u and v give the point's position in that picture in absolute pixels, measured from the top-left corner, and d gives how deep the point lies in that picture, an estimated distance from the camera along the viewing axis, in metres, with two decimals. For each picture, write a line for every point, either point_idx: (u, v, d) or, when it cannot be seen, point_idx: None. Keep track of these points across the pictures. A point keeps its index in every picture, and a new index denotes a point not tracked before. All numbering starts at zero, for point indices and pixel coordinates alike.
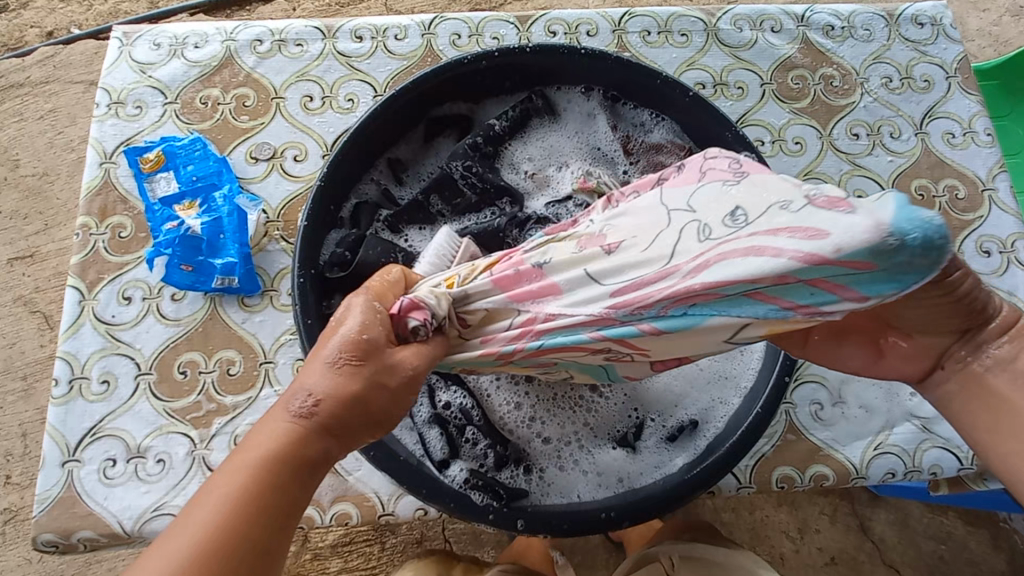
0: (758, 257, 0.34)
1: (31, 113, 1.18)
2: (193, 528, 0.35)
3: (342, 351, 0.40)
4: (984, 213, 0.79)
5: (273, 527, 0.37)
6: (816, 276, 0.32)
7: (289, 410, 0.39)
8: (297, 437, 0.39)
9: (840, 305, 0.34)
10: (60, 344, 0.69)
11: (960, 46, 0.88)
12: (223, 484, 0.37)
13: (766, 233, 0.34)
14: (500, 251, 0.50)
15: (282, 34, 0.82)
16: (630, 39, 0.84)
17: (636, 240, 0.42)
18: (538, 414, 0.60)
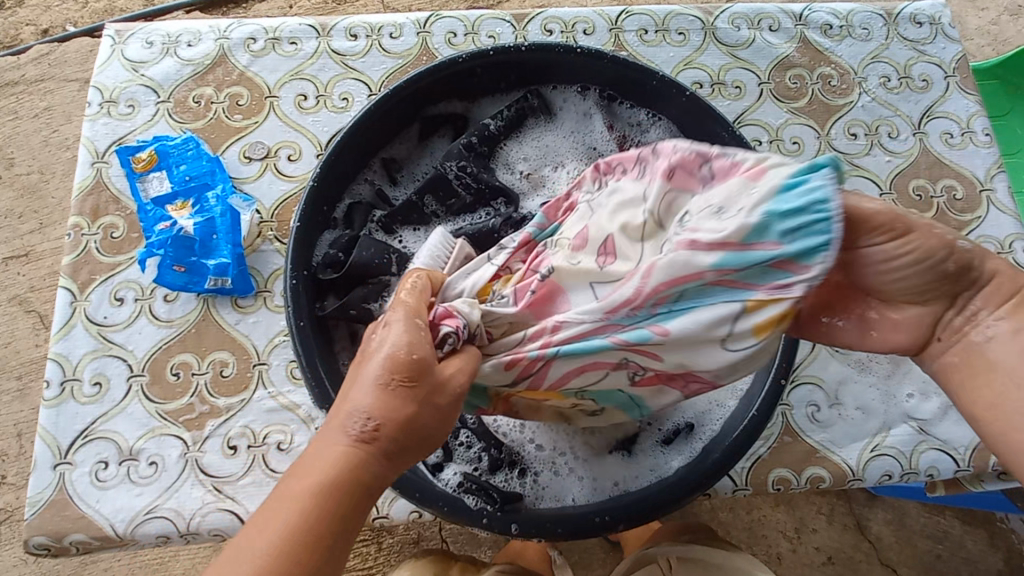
0: (693, 253, 0.40)
1: (26, 111, 1.17)
2: (257, 554, 0.34)
3: (393, 371, 0.38)
4: (982, 213, 0.79)
5: (335, 553, 0.36)
6: (745, 255, 0.39)
7: (345, 433, 0.38)
8: (355, 463, 0.37)
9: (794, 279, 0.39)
10: (52, 345, 0.69)
11: (958, 45, 0.87)
12: (284, 511, 0.35)
13: (692, 232, 0.41)
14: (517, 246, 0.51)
15: (276, 32, 0.81)
16: (627, 38, 0.83)
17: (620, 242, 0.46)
18: None
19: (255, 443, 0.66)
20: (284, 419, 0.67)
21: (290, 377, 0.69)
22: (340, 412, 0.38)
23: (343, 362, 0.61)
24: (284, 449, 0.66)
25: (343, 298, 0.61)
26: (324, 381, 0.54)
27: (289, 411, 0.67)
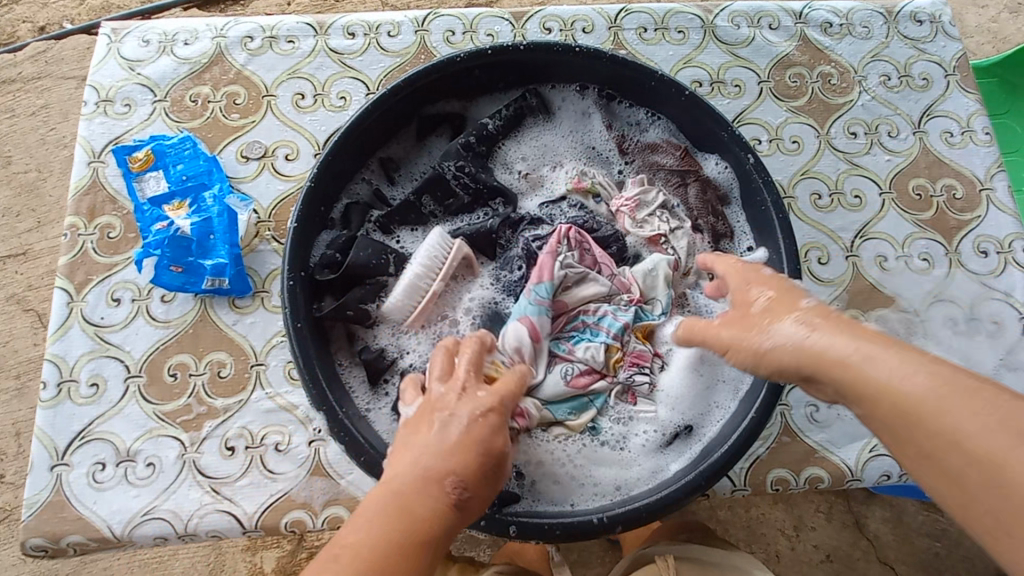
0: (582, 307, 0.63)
1: (23, 109, 1.17)
2: None
3: (485, 447, 0.46)
4: (982, 213, 0.79)
5: None
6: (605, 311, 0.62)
7: (440, 494, 0.43)
8: (444, 523, 0.43)
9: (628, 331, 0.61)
10: (48, 346, 0.69)
11: (959, 43, 0.87)
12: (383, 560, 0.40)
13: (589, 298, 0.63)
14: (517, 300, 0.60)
15: (273, 31, 0.81)
16: (626, 36, 0.83)
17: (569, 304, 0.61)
18: None
19: (253, 444, 0.66)
20: (281, 420, 0.67)
21: (288, 378, 0.68)
22: (438, 473, 0.44)
23: (341, 363, 0.61)
24: (282, 450, 0.66)
25: (340, 299, 0.61)
26: (322, 382, 0.54)
27: (286, 411, 0.67)
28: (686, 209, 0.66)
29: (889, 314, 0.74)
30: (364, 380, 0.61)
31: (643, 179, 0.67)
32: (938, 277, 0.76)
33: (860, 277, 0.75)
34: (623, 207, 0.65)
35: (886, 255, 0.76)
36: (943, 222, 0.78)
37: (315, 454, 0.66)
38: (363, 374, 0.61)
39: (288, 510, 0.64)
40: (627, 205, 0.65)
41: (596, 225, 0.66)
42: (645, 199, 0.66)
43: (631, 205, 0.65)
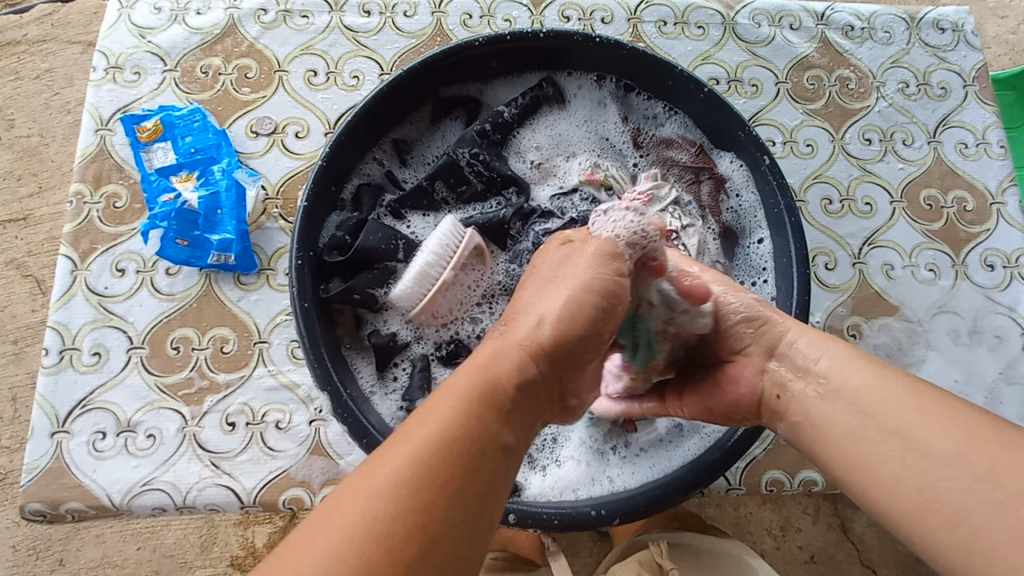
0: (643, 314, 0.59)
1: (27, 72, 1.15)
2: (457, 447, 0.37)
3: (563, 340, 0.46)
4: (991, 226, 0.79)
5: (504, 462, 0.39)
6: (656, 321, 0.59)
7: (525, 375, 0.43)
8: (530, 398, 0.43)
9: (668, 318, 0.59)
10: (51, 313, 0.68)
11: (980, 54, 0.86)
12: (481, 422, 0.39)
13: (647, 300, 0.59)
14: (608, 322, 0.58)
15: (287, 5, 0.79)
16: (644, 29, 0.82)
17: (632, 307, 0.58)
18: None
19: (254, 421, 0.66)
20: (283, 398, 0.67)
21: (291, 357, 0.68)
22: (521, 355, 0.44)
23: (347, 348, 0.61)
24: (282, 428, 0.66)
25: (347, 282, 0.61)
26: (327, 363, 0.54)
27: (288, 390, 0.67)
28: (697, 206, 0.67)
29: (892, 323, 0.74)
30: (371, 364, 0.61)
31: (656, 175, 0.66)
32: (943, 288, 0.76)
33: (866, 285, 0.75)
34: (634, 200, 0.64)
35: (893, 264, 0.76)
36: (952, 234, 0.78)
37: (315, 434, 0.66)
38: (370, 358, 0.61)
39: (286, 487, 0.64)
40: (641, 199, 0.63)
41: None
42: (658, 194, 0.65)
43: (643, 199, 0.63)
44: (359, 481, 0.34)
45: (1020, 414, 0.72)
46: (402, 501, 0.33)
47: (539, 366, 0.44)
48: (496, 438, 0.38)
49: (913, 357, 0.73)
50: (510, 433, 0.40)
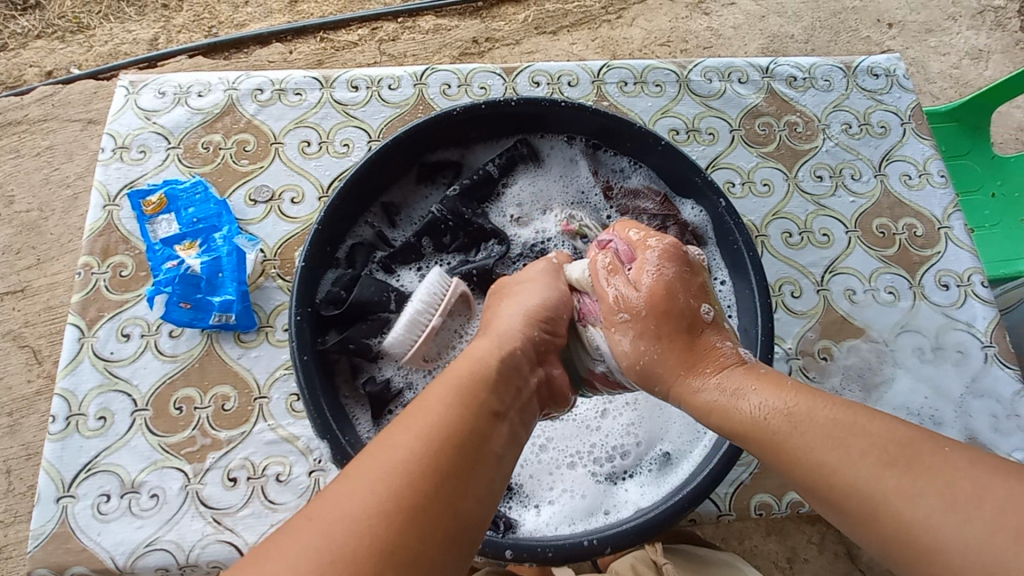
0: (607, 385, 0.61)
1: (28, 150, 1.21)
2: (451, 410, 0.44)
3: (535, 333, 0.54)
4: (942, 249, 0.85)
5: (496, 422, 0.46)
6: (605, 389, 0.61)
7: (501, 355, 0.50)
8: (509, 369, 0.50)
9: (621, 383, 0.58)
10: (59, 380, 0.71)
11: (913, 94, 0.95)
12: (470, 392, 0.46)
13: (607, 382, 0.60)
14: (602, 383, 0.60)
15: (282, 84, 0.87)
16: (608, 89, 0.90)
17: (598, 384, 0.61)
18: (536, 452, 0.65)
19: (255, 475, 0.68)
20: (283, 451, 0.69)
21: (290, 410, 0.71)
22: (496, 343, 0.52)
23: (345, 397, 0.65)
24: (283, 480, 0.68)
25: (344, 333, 0.65)
26: (325, 413, 0.58)
27: (288, 442, 0.70)
28: None
29: (860, 344, 0.79)
30: (368, 412, 0.64)
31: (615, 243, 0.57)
32: (904, 309, 0.81)
33: (831, 310, 0.80)
34: None
35: (855, 288, 0.82)
36: (906, 258, 0.84)
37: (315, 484, 0.68)
38: (368, 406, 0.64)
39: None
40: (608, 264, 0.55)
41: None
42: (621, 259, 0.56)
43: (610, 263, 0.55)
44: (373, 446, 0.42)
45: (989, 426, 0.76)
46: (417, 461, 0.40)
47: (517, 349, 0.52)
48: (483, 405, 0.46)
49: (883, 376, 0.78)
50: (498, 401, 0.47)
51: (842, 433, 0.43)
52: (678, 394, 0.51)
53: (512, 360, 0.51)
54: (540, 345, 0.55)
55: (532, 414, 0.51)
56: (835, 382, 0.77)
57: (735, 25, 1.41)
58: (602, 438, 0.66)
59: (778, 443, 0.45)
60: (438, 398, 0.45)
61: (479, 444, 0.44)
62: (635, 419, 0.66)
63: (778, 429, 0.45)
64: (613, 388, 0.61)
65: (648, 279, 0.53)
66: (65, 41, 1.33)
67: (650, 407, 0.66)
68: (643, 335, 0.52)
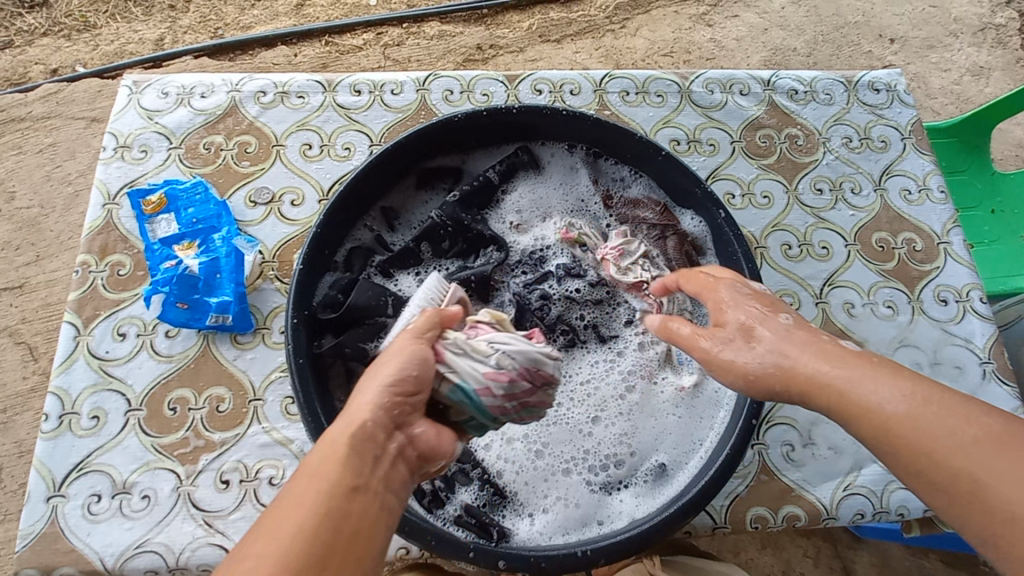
0: (507, 376, 0.52)
1: (30, 146, 1.21)
2: (322, 495, 0.39)
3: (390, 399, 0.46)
4: (940, 264, 0.85)
5: (374, 498, 0.41)
6: (502, 386, 0.52)
7: (371, 422, 0.44)
8: (378, 439, 0.44)
9: (523, 371, 0.53)
10: (52, 379, 0.71)
11: (913, 110, 0.96)
12: (339, 471, 0.41)
13: (510, 369, 0.52)
14: (503, 382, 0.52)
15: (285, 87, 0.87)
16: (610, 98, 0.90)
17: (500, 377, 0.52)
18: (530, 461, 0.64)
19: (248, 478, 0.68)
20: (276, 454, 0.69)
21: (285, 413, 0.71)
22: (354, 413, 0.45)
23: None
24: (275, 484, 0.68)
25: (340, 338, 0.65)
26: (320, 416, 0.58)
27: (281, 446, 0.69)
28: (665, 260, 0.72)
29: None
30: None
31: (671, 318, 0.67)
32: (902, 323, 0.81)
33: (829, 323, 0.80)
34: (608, 255, 0.71)
35: (853, 302, 0.82)
36: (905, 272, 0.84)
37: None
38: None
39: None
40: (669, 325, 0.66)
41: (582, 271, 0.72)
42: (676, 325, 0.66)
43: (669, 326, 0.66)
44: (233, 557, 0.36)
45: None
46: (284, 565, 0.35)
47: (378, 417, 0.45)
48: (356, 483, 0.41)
49: None
50: (368, 475, 0.42)
51: (958, 419, 0.42)
52: (800, 387, 0.48)
53: (367, 435, 0.44)
54: (394, 411, 0.46)
55: (403, 489, 0.44)
56: None
57: (738, 37, 1.42)
58: (595, 446, 0.65)
59: (893, 427, 0.43)
60: (305, 487, 0.40)
61: (359, 525, 0.39)
62: (630, 427, 0.65)
63: (898, 413, 0.43)
64: (513, 385, 0.52)
65: (736, 296, 0.55)
66: (71, 39, 1.33)
67: (645, 416, 0.66)
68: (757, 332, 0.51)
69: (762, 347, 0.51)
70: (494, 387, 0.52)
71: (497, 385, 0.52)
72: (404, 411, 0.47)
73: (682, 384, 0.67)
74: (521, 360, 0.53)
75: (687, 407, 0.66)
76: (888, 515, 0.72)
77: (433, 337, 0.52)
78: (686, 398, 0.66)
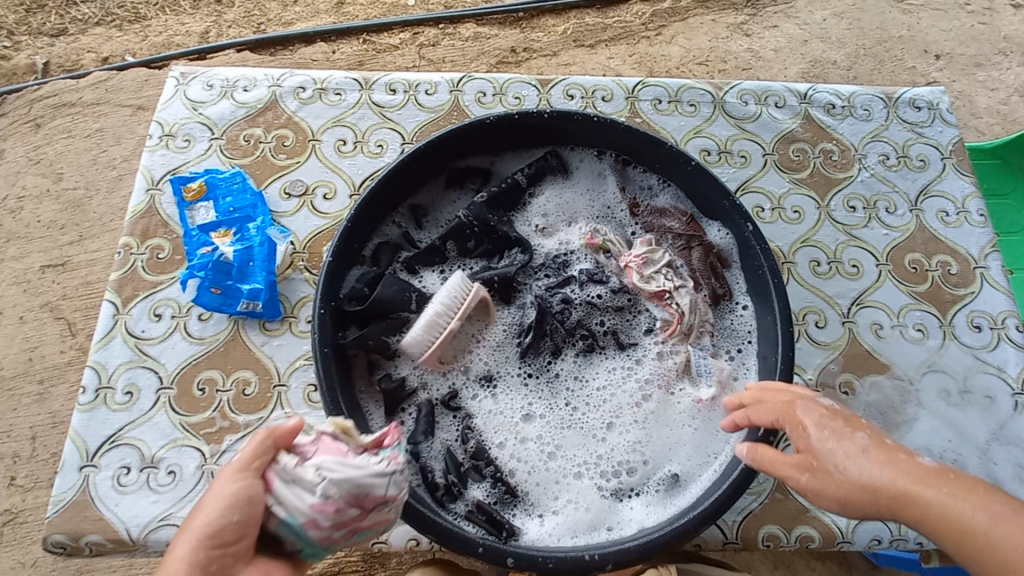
0: (332, 509, 0.47)
1: (79, 131, 1.27)
2: None
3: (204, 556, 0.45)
4: (976, 289, 0.82)
5: None
6: (330, 518, 0.48)
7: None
8: None
9: (355, 499, 0.48)
10: (92, 353, 0.74)
11: (955, 129, 0.93)
12: None
13: (340, 500, 0.48)
14: (333, 513, 0.48)
15: (323, 84, 0.90)
16: (641, 106, 0.90)
17: (326, 510, 0.47)
18: (541, 462, 0.64)
19: None
20: None
21: (307, 400, 0.73)
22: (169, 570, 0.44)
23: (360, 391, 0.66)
24: None
25: (364, 329, 0.66)
26: (341, 404, 0.59)
27: None
28: (689, 270, 0.71)
29: (882, 381, 0.77)
30: (382, 409, 0.65)
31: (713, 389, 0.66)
32: (932, 348, 0.79)
33: (855, 343, 0.79)
34: (631, 262, 0.71)
35: (881, 323, 0.80)
36: (938, 295, 0.82)
37: None
38: (382, 403, 0.65)
39: None
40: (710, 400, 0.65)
41: (605, 277, 0.72)
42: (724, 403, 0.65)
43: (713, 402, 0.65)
44: None
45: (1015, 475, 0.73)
46: None
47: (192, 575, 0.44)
48: None
49: (907, 415, 0.76)
50: None
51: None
52: (888, 500, 0.47)
53: None
54: (210, 567, 0.45)
55: None
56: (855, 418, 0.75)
57: (776, 48, 1.40)
58: (607, 452, 0.65)
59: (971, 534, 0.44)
60: None
61: None
62: (644, 435, 0.65)
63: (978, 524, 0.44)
64: (342, 516, 0.48)
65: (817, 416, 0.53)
66: (123, 29, 1.39)
67: (659, 425, 0.66)
68: (840, 460, 0.49)
69: (856, 470, 0.48)
70: (321, 520, 0.47)
71: (322, 518, 0.47)
72: (223, 564, 0.46)
73: (700, 396, 0.67)
74: (349, 494, 0.48)
75: (703, 419, 0.66)
76: (907, 543, 0.71)
77: (263, 464, 0.49)
78: (702, 410, 0.66)
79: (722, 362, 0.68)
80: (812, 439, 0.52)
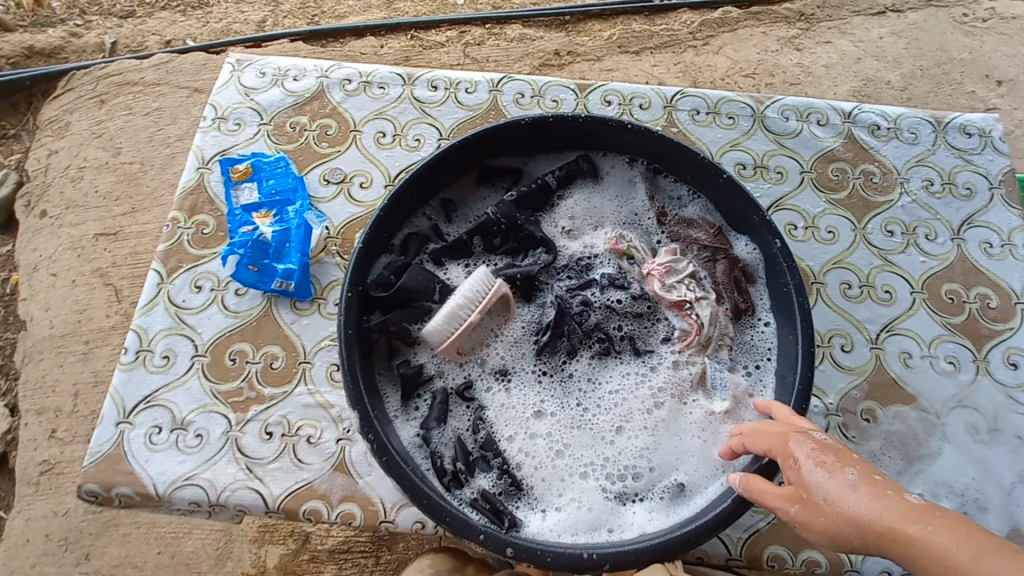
0: None
1: (139, 109, 1.34)
2: None
3: None
4: (1015, 325, 0.79)
5: None
6: None
7: None
8: None
9: None
10: (136, 318, 0.79)
11: (1007, 158, 0.90)
12: None
13: None
14: None
15: (369, 77, 0.93)
16: (679, 116, 0.90)
17: None
18: (548, 458, 0.65)
19: (289, 432, 0.73)
20: (317, 416, 0.74)
21: (329, 379, 0.76)
22: None
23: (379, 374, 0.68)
24: (312, 443, 0.72)
25: (387, 315, 0.68)
26: (360, 385, 0.61)
27: (323, 408, 0.74)
28: (712, 282, 0.71)
29: (907, 412, 0.75)
30: (398, 393, 0.68)
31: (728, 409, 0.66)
32: (963, 381, 0.76)
33: (880, 370, 0.77)
34: (654, 270, 0.71)
35: (911, 352, 0.78)
36: (974, 328, 0.79)
37: (340, 452, 0.72)
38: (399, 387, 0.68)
39: (307, 499, 0.70)
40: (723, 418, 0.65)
41: (627, 283, 0.73)
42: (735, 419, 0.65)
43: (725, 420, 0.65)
44: None
45: None
46: None
47: None
48: None
49: (929, 449, 0.73)
50: None
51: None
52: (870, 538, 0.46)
53: None
54: None
55: None
56: (874, 447, 0.73)
57: (826, 64, 1.37)
58: (615, 455, 0.65)
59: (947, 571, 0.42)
60: None
61: None
62: (653, 442, 0.66)
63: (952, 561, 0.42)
64: None
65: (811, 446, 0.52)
66: (186, 15, 1.47)
67: (669, 434, 0.66)
68: (827, 492, 0.49)
69: (841, 502, 0.48)
70: None
71: None
72: None
73: (712, 408, 0.66)
74: None
75: (714, 432, 0.66)
76: None
77: None
78: (714, 422, 0.66)
79: (739, 376, 0.68)
80: (802, 474, 0.51)
